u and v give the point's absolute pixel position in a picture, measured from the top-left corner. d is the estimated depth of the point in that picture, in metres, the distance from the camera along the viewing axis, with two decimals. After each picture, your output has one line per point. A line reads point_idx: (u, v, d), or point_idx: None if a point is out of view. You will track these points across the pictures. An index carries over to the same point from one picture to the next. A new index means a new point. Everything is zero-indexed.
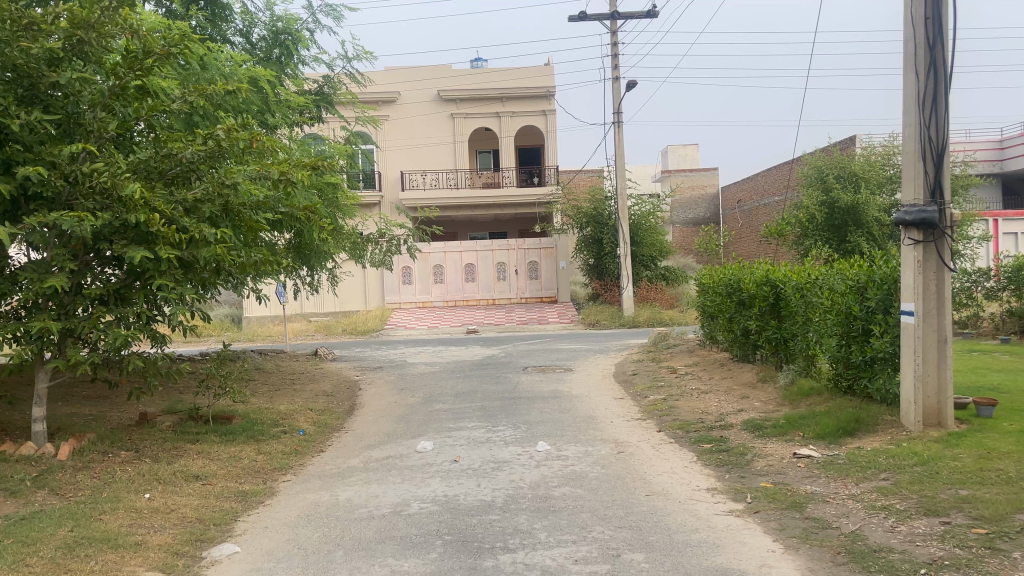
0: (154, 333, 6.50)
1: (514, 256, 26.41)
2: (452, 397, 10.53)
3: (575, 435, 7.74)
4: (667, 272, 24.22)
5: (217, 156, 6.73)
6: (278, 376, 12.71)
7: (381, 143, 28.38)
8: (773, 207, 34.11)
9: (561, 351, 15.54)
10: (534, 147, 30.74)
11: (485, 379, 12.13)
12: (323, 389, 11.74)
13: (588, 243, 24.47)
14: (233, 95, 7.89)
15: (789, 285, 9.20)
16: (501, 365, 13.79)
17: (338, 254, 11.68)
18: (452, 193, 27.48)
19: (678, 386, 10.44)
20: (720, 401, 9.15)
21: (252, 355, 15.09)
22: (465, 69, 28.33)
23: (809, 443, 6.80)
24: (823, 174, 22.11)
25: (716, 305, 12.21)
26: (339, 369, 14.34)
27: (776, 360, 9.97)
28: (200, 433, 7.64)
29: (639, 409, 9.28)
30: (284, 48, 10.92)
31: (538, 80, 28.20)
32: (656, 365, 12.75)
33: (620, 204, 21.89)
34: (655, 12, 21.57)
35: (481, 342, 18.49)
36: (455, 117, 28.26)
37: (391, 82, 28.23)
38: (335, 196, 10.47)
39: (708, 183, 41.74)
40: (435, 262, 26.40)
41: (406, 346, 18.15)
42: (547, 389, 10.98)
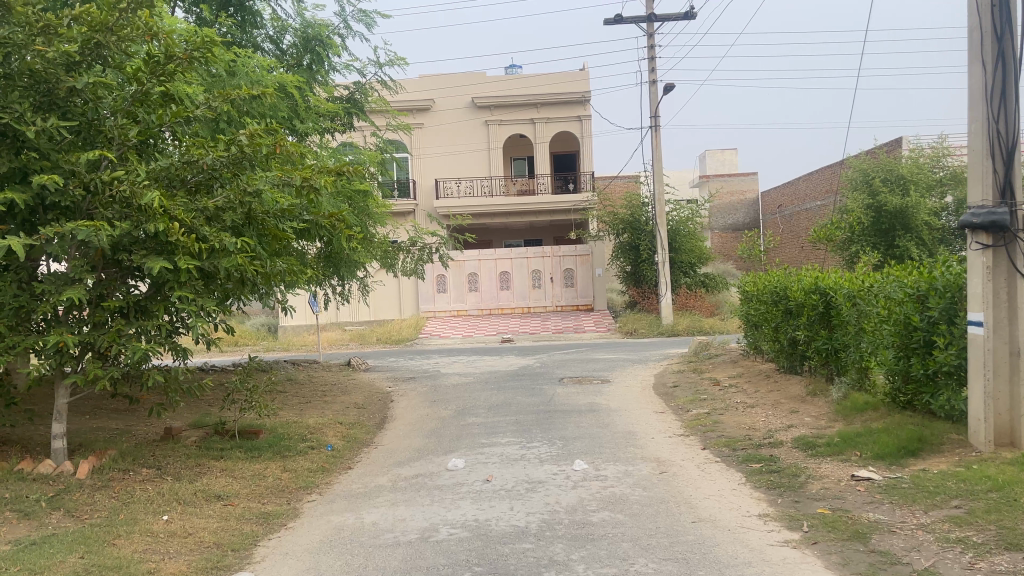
0: (176, 347, 6.27)
1: (550, 263, 26.03)
2: (486, 411, 10.20)
3: (614, 453, 7.34)
4: (707, 279, 23.66)
5: (240, 163, 6.50)
6: (309, 387, 12.50)
7: (416, 151, 28.24)
8: (815, 212, 33.31)
9: (598, 361, 15.13)
10: (570, 153, 30.38)
11: (520, 391, 11.77)
12: (354, 400, 11.49)
13: (624, 250, 24.00)
14: (258, 100, 7.68)
15: (841, 294, 8.69)
16: (537, 376, 13.42)
17: (369, 263, 11.43)
18: (487, 201, 27.21)
19: (722, 399, 9.97)
20: (768, 416, 8.67)
21: (284, 365, 14.93)
22: (499, 75, 28.10)
23: (867, 464, 6.31)
24: (870, 177, 21.51)
25: (760, 313, 11.70)
26: (372, 379, 14.10)
27: (826, 372, 9.46)
28: (225, 450, 7.42)
29: (680, 425, 8.83)
30: (315, 53, 10.69)
31: (573, 85, 27.84)
32: (698, 376, 12.27)
33: (658, 210, 21.39)
34: (693, 13, 21.10)
35: (516, 351, 18.15)
36: (490, 124, 28.01)
37: (425, 89, 28.09)
38: (364, 204, 10.22)
39: (747, 188, 40.95)
40: (470, 270, 26.15)
41: (440, 356, 17.86)
42: (584, 402, 10.58)
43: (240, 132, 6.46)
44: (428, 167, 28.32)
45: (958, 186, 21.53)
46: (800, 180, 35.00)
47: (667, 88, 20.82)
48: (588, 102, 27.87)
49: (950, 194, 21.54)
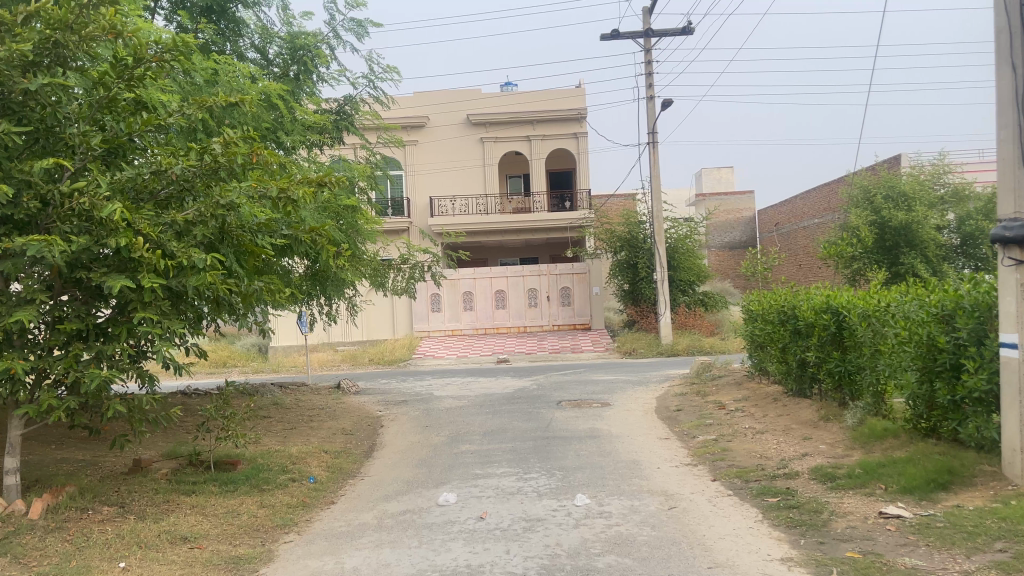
0: (140, 373, 5.75)
1: (546, 282, 25.55)
2: (481, 437, 9.67)
3: (617, 486, 6.82)
4: (706, 298, 23.20)
5: (213, 174, 6.04)
6: (296, 412, 11.95)
7: (410, 168, 27.82)
8: (813, 229, 33.02)
9: (597, 383, 14.62)
10: (566, 171, 30.02)
11: (516, 416, 11.24)
12: (342, 426, 10.95)
13: (622, 269, 23.53)
14: (236, 108, 7.23)
15: (855, 313, 8.20)
16: (534, 399, 12.89)
17: (357, 282, 10.93)
18: (483, 218, 26.77)
19: (729, 424, 9.46)
20: (780, 444, 8.15)
21: (271, 389, 14.37)
22: (494, 92, 27.77)
23: (894, 499, 5.80)
24: (872, 194, 21.21)
25: (766, 333, 11.22)
26: (362, 403, 13.55)
27: (839, 396, 8.96)
28: (197, 485, 6.88)
29: (687, 453, 8.31)
30: (303, 64, 10.15)
31: (569, 102, 27.53)
32: (702, 399, 11.76)
33: (656, 227, 20.95)
34: (691, 28, 20.80)
35: (512, 373, 17.63)
36: (485, 141, 27.63)
37: (419, 106, 27.72)
38: (350, 221, 9.72)
39: (743, 206, 40.62)
40: (465, 289, 25.68)
41: (434, 377, 17.32)
42: (584, 427, 10.05)
43: (213, 141, 6.00)
44: (423, 184, 27.88)
45: (960, 203, 21.17)
46: (797, 198, 34.72)
47: (665, 104, 20.47)
48: (584, 118, 27.54)
49: (953, 211, 21.17)
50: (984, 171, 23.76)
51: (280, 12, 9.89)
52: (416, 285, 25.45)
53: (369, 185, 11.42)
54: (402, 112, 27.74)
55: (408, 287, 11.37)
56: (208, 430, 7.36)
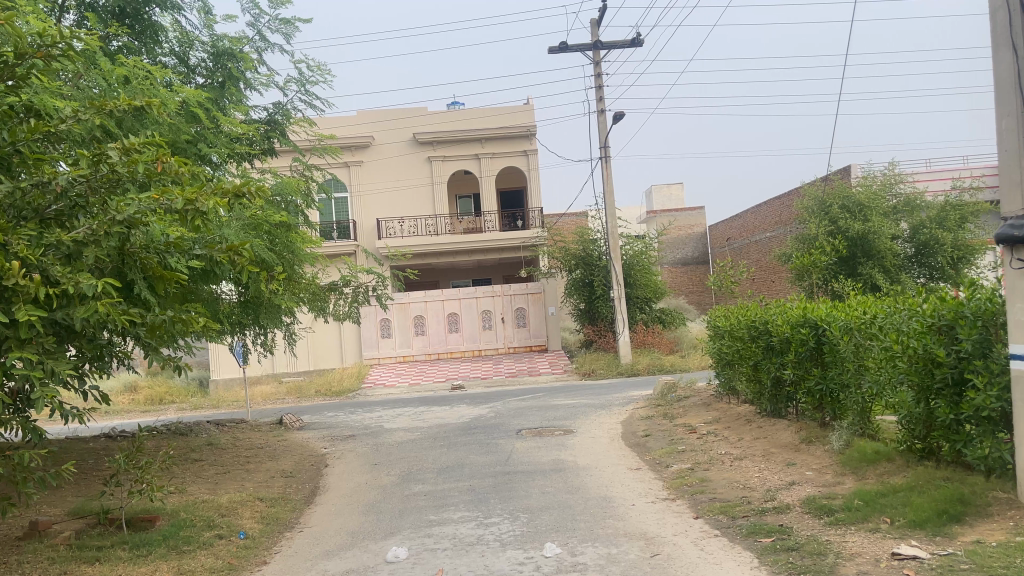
0: (22, 423, 4.79)
1: (500, 303, 24.80)
2: (435, 475, 8.82)
3: (589, 530, 6.05)
4: (663, 315, 22.72)
5: (112, 186, 5.17)
6: (231, 452, 10.90)
7: (356, 188, 26.87)
8: (765, 243, 33.00)
9: (558, 408, 13.88)
10: (516, 190, 29.48)
11: (473, 448, 10.40)
12: (281, 467, 9.97)
13: (578, 287, 22.88)
14: (144, 112, 6.37)
15: (837, 326, 7.63)
16: (492, 428, 12.06)
17: (295, 307, 10.02)
18: (433, 239, 25.96)
19: (704, 450, 8.77)
20: (762, 472, 7.49)
21: (206, 427, 13.26)
22: (441, 111, 27.10)
23: (905, 535, 5.14)
24: (827, 205, 21.05)
25: (735, 350, 10.62)
26: (306, 440, 12.53)
27: (820, 416, 8.35)
28: (103, 550, 5.90)
29: (662, 485, 7.56)
30: (227, 70, 9.63)
31: (518, 119, 26.98)
32: (669, 423, 11.08)
33: (611, 243, 20.37)
34: (640, 40, 20.47)
35: (467, 399, 16.78)
36: (432, 160, 26.89)
37: (363, 125, 26.85)
38: (283, 240, 8.92)
39: (694, 223, 40.57)
40: (416, 312, 24.76)
41: (385, 407, 16.34)
42: (547, 459, 9.28)
43: (111, 147, 5.13)
44: (370, 206, 26.95)
45: (912, 212, 20.99)
46: (748, 212, 34.76)
47: (617, 117, 20.00)
48: (533, 135, 27.03)
49: (905, 221, 21.03)
50: (933, 181, 23.90)
51: (200, 15, 9.06)
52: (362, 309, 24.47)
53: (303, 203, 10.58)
54: (346, 131, 26.82)
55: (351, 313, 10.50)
56: (119, 484, 6.37)
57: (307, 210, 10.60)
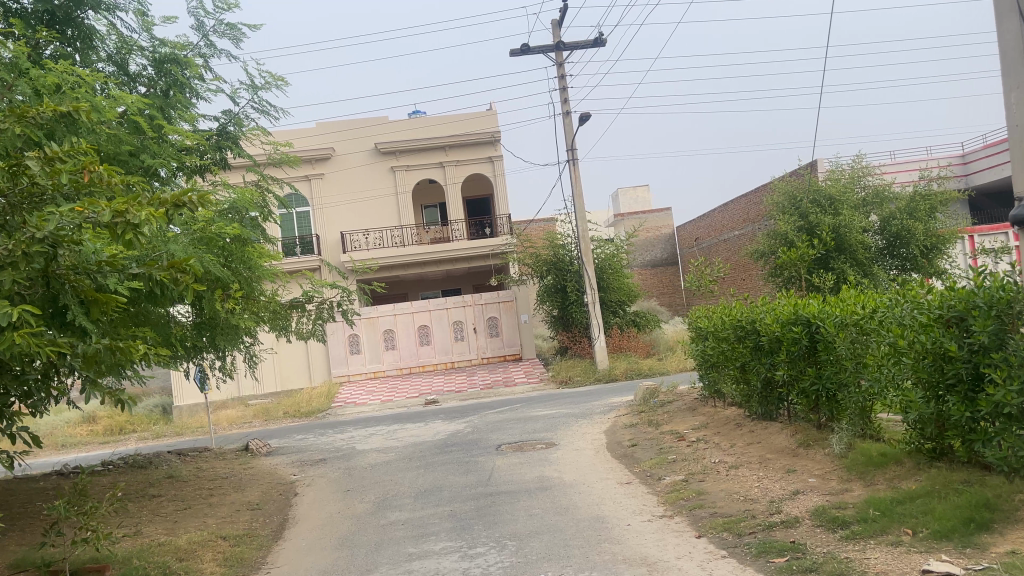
0: None
1: (471, 313, 24.25)
2: (413, 500, 8.25)
3: (585, 558, 5.53)
4: (637, 318, 22.36)
5: (34, 202, 4.60)
6: (193, 485, 10.20)
7: (318, 201, 26.17)
8: (734, 242, 32.92)
9: (538, 419, 13.38)
10: (483, 197, 29.01)
11: (452, 468, 9.83)
12: (247, 499, 9.32)
13: (550, 294, 22.43)
14: (71, 118, 5.78)
15: (832, 322, 7.23)
16: (470, 445, 11.50)
17: (255, 327, 9.39)
18: (399, 251, 25.36)
19: (696, 459, 8.31)
20: (762, 481, 7.04)
21: (167, 458, 12.51)
22: (402, 119, 26.52)
23: (931, 549, 4.70)
24: (797, 200, 20.88)
25: (721, 352, 10.21)
26: (274, 467, 11.85)
27: (817, 417, 7.94)
28: None
29: (657, 500, 7.07)
30: (171, 77, 9.05)
31: (482, 125, 26.52)
32: (655, 430, 10.63)
33: (583, 247, 19.94)
34: (602, 40, 20.14)
35: (442, 414, 16.21)
36: (396, 169, 26.29)
37: (323, 137, 26.18)
38: (240, 256, 8.31)
39: (662, 224, 40.39)
40: (385, 326, 24.12)
41: (357, 427, 15.69)
42: (532, 476, 8.76)
43: (28, 156, 4.54)
44: (333, 219, 26.27)
45: (881, 204, 20.86)
46: (715, 212, 34.69)
47: (583, 118, 19.61)
48: (498, 141, 26.58)
49: (875, 213, 20.88)
50: (899, 172, 23.90)
51: (137, 17, 8.52)
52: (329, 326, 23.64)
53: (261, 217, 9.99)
54: (306, 144, 26.13)
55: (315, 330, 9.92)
56: (59, 535, 5.63)
57: (265, 224, 10.00)
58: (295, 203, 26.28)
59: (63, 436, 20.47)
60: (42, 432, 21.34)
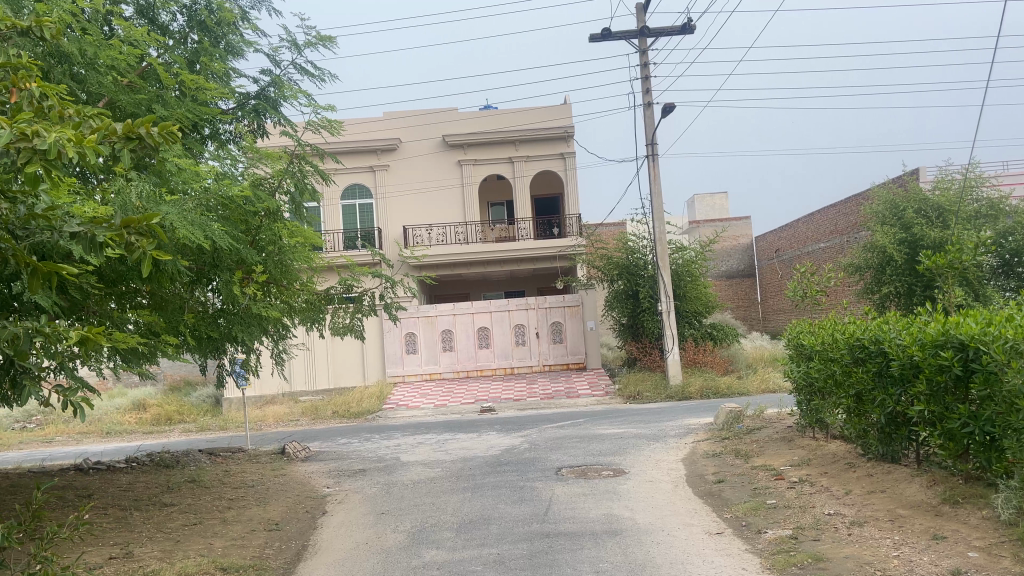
0: None
1: (534, 317, 22.88)
2: (456, 534, 6.88)
3: None
4: (714, 331, 20.61)
5: None
6: (213, 494, 9.01)
7: (383, 193, 25.12)
8: (818, 255, 30.96)
9: (604, 439, 11.91)
10: (552, 196, 27.67)
11: (502, 495, 8.42)
12: (267, 515, 8.10)
13: (620, 300, 20.90)
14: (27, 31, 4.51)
15: (1000, 349, 5.55)
16: (526, 466, 10.08)
17: (284, 318, 8.16)
18: (463, 248, 24.18)
19: (804, 508, 6.70)
20: (902, 549, 5.42)
21: (195, 458, 11.43)
22: (472, 111, 25.37)
23: None
24: (901, 209, 18.86)
25: (830, 377, 8.55)
26: (308, 475, 10.66)
27: (967, 468, 6.24)
28: None
29: (761, 564, 5.51)
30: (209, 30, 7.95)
31: (555, 119, 25.17)
32: (742, 464, 9.02)
33: (659, 250, 18.34)
34: (691, 26, 18.53)
35: (498, 424, 14.88)
36: (463, 163, 25.13)
37: (390, 127, 25.23)
38: (268, 232, 7.12)
39: (740, 233, 38.25)
40: (444, 327, 22.93)
41: (406, 434, 14.46)
42: (598, 514, 7.29)
43: None
44: (396, 212, 25.24)
45: (997, 217, 18.69)
46: (799, 223, 32.70)
47: (666, 111, 18.02)
48: (572, 137, 25.17)
49: (989, 227, 18.71)
50: (1017, 184, 21.55)
51: None
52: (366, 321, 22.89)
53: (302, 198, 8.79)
54: (372, 133, 25.19)
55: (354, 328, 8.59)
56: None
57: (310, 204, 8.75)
58: (358, 194, 25.31)
59: (112, 423, 19.90)
60: (91, 417, 20.88)
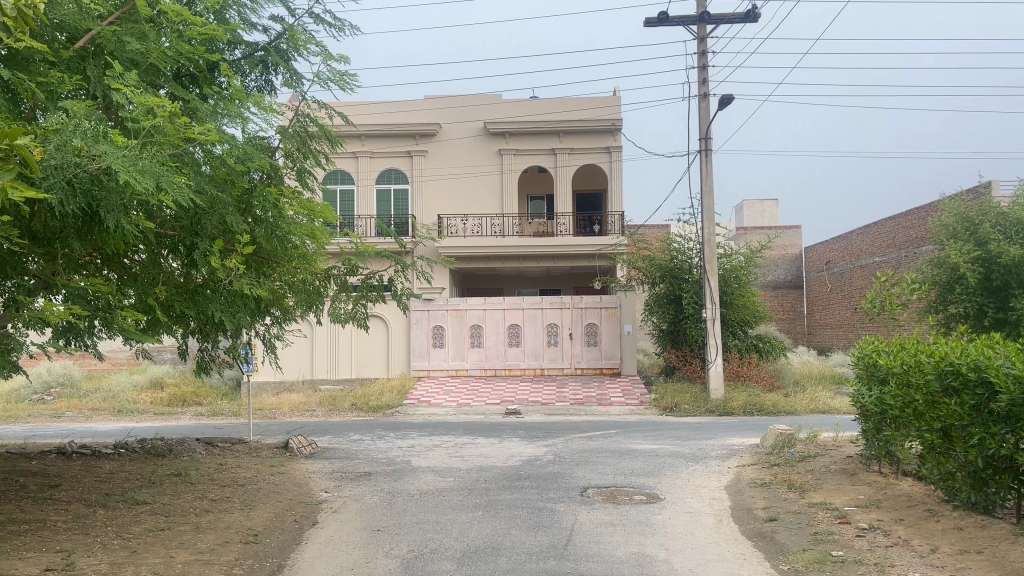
0: None
1: (569, 316, 21.73)
2: (458, 567, 5.80)
3: None
4: (760, 343, 19.24)
5: None
6: (195, 493, 8.06)
7: (419, 180, 24.16)
8: (873, 269, 29.34)
9: (637, 456, 10.76)
10: (594, 193, 26.50)
11: (518, 518, 7.34)
12: (248, 523, 7.11)
13: (661, 304, 19.68)
14: None
15: None
16: (548, 482, 8.96)
17: (280, 300, 7.17)
18: (498, 241, 23.11)
19: (881, 567, 5.49)
20: None
21: (191, 447, 10.55)
22: (516, 99, 24.31)
23: None
24: (975, 223, 17.30)
25: (908, 407, 7.27)
26: (308, 475, 9.69)
27: None
28: None
29: None
30: None
31: (603, 112, 23.98)
32: (797, 498, 7.80)
33: (707, 253, 17.05)
34: (755, 14, 17.21)
35: (521, 430, 13.80)
36: (504, 152, 24.10)
37: (431, 111, 24.28)
38: (263, 198, 6.24)
39: (790, 242, 36.59)
40: (473, 322, 21.92)
41: (422, 433, 13.46)
42: (627, 552, 6.16)
43: None
44: (432, 200, 24.28)
45: None
46: (854, 234, 31.09)
47: (723, 103, 16.74)
48: (620, 131, 23.93)
49: None
50: None
51: None
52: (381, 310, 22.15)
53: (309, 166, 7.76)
54: (412, 117, 24.28)
55: (355, 317, 7.43)
56: None
57: (316, 173, 7.72)
58: (394, 179, 24.38)
59: (126, 401, 19.32)
60: (107, 394, 20.34)
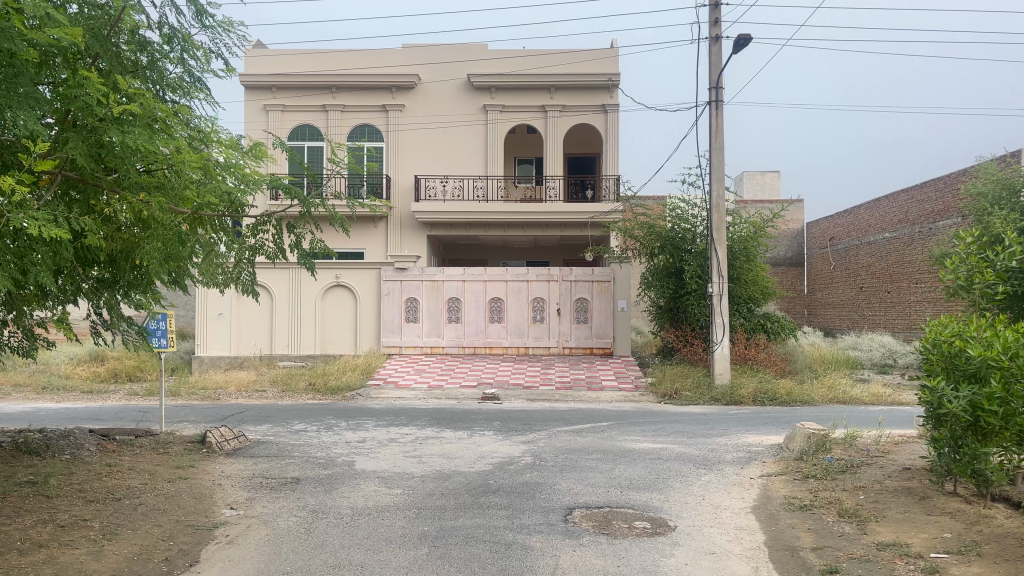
0: None
1: (556, 291, 19.68)
2: None
3: None
4: (769, 322, 17.22)
5: None
6: (40, 516, 5.93)
7: (394, 137, 21.90)
8: (881, 245, 27.39)
9: (636, 460, 8.70)
10: (587, 157, 24.31)
11: (477, 560, 5.28)
12: (87, 569, 4.99)
13: (660, 277, 17.59)
14: None
15: None
16: (522, 499, 6.87)
17: (132, 261, 5.21)
18: (481, 206, 20.92)
19: None
20: None
21: (79, 442, 8.43)
22: (503, 51, 22.06)
23: None
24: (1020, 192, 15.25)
25: None
26: (217, 483, 7.56)
27: None
28: None
29: None
30: None
31: (599, 66, 21.75)
32: (857, 534, 5.73)
33: (715, 220, 14.94)
34: None
35: (498, 420, 11.74)
36: (488, 109, 21.84)
37: (409, 63, 22.03)
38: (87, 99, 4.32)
39: (794, 217, 34.48)
40: (450, 294, 19.84)
41: (379, 423, 11.38)
42: None
43: None
44: (408, 161, 21.97)
45: None
46: (862, 208, 29.06)
47: (737, 45, 14.54)
48: (616, 87, 21.69)
49: None
50: None
51: None
52: (281, 274, 19.69)
53: (191, 74, 5.90)
54: (388, 68, 22.00)
55: (239, 279, 6.12)
56: None
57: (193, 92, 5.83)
58: (367, 136, 22.10)
59: (57, 376, 17.18)
60: (40, 368, 18.20)
